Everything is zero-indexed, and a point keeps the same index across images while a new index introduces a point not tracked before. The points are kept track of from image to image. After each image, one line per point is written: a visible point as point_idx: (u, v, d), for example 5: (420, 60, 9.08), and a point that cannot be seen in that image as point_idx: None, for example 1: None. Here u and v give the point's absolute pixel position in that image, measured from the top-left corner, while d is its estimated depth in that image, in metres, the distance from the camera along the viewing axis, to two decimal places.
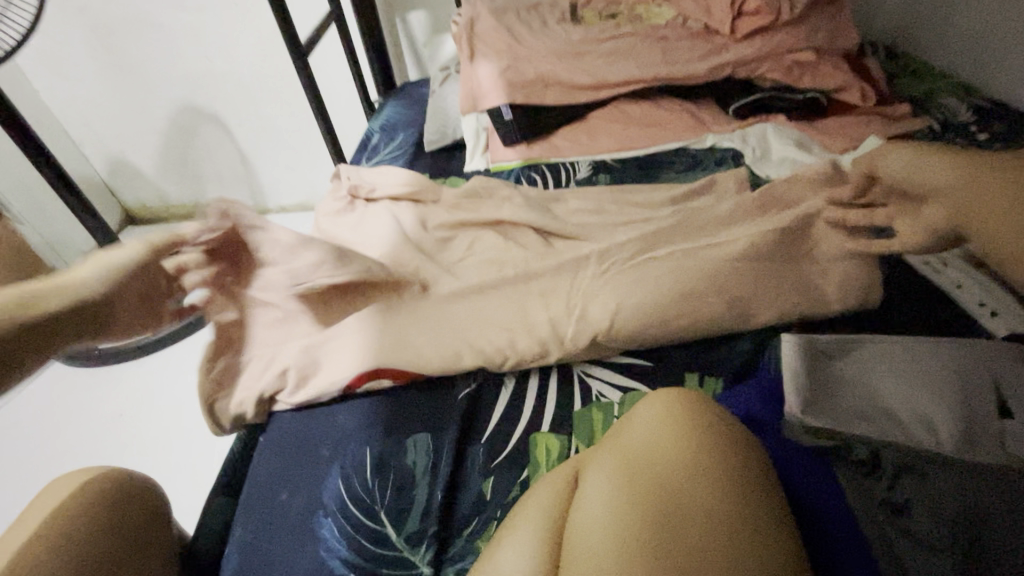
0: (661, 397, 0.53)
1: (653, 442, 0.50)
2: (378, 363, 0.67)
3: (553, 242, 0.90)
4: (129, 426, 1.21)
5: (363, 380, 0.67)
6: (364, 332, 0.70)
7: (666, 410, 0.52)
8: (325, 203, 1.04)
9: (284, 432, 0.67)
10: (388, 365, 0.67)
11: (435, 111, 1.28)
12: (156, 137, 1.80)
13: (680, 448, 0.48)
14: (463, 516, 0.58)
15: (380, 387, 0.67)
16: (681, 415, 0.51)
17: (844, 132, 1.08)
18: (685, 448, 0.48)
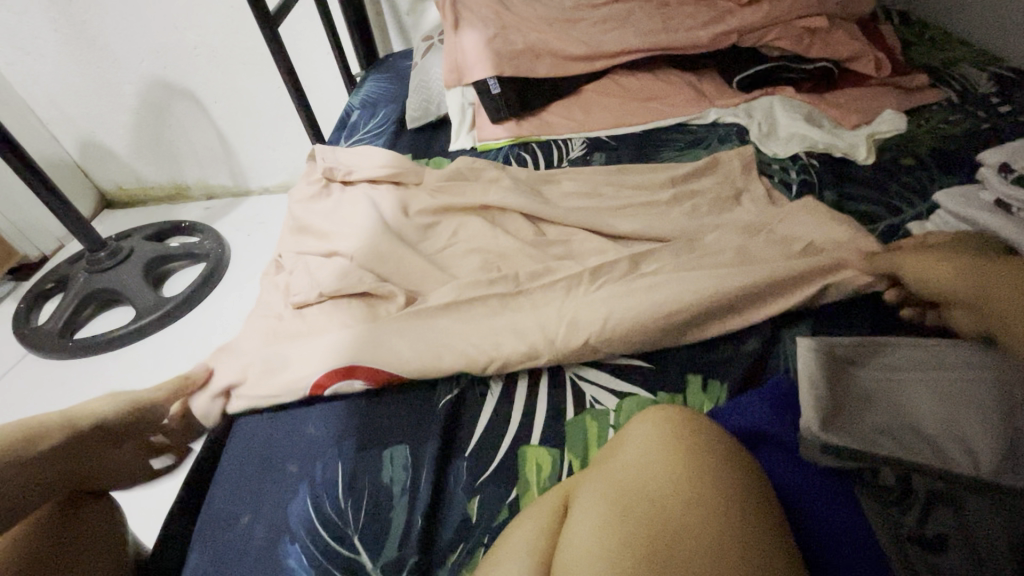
0: (657, 416, 0.49)
1: (650, 466, 0.45)
2: (351, 362, 0.62)
3: (543, 230, 0.83)
4: None
5: (334, 380, 0.61)
6: (338, 335, 0.65)
7: (664, 429, 0.47)
8: (300, 186, 0.97)
9: (247, 445, 0.62)
10: (362, 368, 0.61)
11: (418, 84, 1.18)
12: (127, 116, 1.69)
13: (682, 474, 0.44)
14: (446, 542, 0.52)
15: (351, 390, 0.62)
16: (680, 436, 0.47)
17: (857, 106, 1.00)
18: (687, 474, 0.44)
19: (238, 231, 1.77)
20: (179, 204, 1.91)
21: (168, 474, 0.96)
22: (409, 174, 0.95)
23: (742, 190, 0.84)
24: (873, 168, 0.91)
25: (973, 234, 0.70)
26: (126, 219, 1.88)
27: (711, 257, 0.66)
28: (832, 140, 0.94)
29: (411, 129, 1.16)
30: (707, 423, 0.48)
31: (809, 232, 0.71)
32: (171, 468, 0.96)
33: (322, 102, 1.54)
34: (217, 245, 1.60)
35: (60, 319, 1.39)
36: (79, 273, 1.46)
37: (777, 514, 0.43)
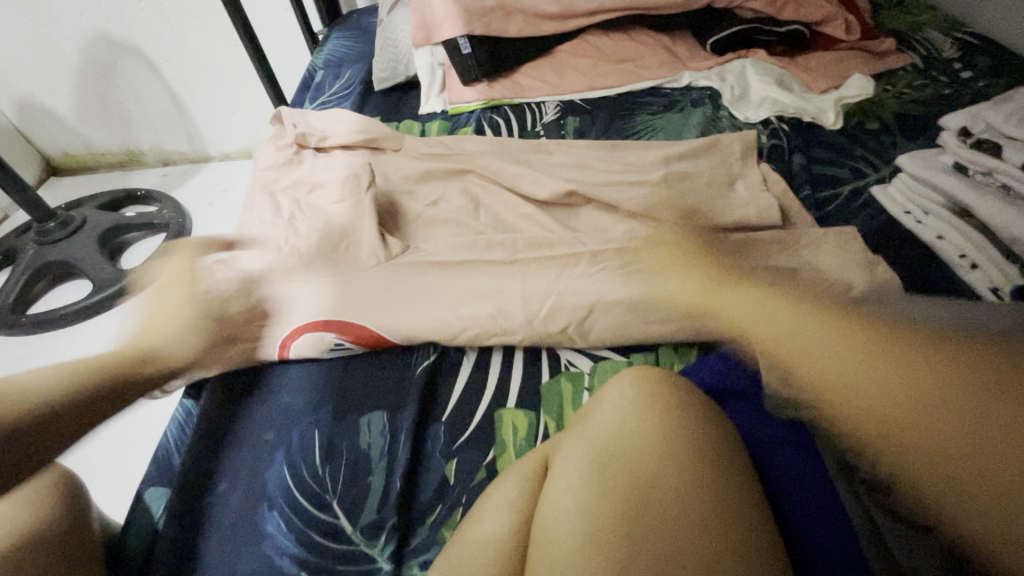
0: (629, 377, 0.51)
1: (622, 425, 0.47)
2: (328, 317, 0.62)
3: (517, 197, 0.83)
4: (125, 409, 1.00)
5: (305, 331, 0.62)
6: (317, 299, 0.64)
7: (636, 395, 0.49)
8: (267, 151, 0.93)
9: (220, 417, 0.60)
10: (345, 324, 0.62)
11: (384, 42, 1.13)
12: (71, 76, 1.58)
13: (652, 429, 0.46)
14: (425, 504, 0.53)
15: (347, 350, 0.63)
16: (653, 395, 0.48)
17: (825, 70, 1.01)
18: (658, 428, 0.46)
19: (200, 200, 1.72)
20: (133, 171, 1.83)
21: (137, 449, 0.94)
22: (378, 139, 0.93)
23: (730, 170, 0.85)
24: (840, 132, 0.92)
25: (930, 195, 0.74)
26: (77, 187, 1.80)
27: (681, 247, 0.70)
28: (802, 104, 0.95)
29: (379, 91, 1.12)
30: (681, 384, 0.50)
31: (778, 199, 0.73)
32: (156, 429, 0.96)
33: (282, 62, 1.46)
34: (177, 214, 1.58)
35: (11, 293, 1.38)
36: (29, 246, 1.45)
37: (744, 464, 0.46)
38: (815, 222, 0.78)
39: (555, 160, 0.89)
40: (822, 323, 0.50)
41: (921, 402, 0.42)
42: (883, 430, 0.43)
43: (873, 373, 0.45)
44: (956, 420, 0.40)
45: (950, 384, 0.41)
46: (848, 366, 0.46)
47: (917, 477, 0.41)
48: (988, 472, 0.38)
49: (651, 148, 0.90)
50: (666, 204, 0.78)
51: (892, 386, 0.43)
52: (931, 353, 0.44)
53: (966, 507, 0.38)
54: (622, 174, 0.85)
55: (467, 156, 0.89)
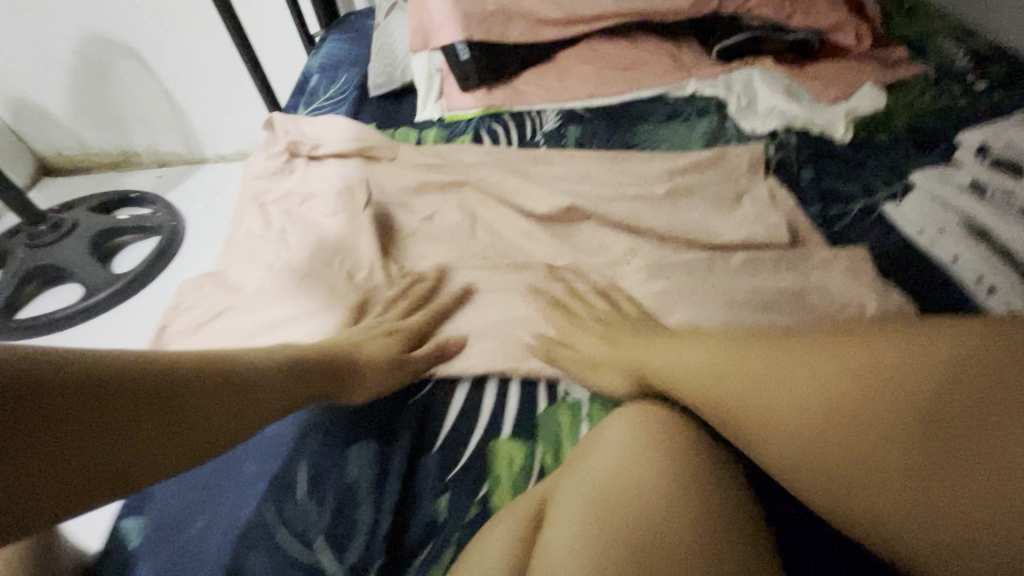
0: (628, 418, 0.49)
1: (621, 468, 0.44)
2: None
3: (515, 211, 0.80)
4: None
5: None
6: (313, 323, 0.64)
7: (634, 437, 0.47)
8: (258, 159, 0.90)
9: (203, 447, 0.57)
10: None
11: (381, 46, 1.10)
12: (65, 74, 1.56)
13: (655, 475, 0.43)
14: (414, 543, 0.50)
15: None
16: (653, 435, 0.46)
17: (835, 80, 0.98)
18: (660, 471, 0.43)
19: (195, 203, 1.69)
20: (127, 172, 1.80)
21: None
22: (373, 148, 0.90)
23: (737, 184, 0.82)
24: (851, 145, 0.89)
25: (947, 215, 0.72)
26: (70, 187, 1.77)
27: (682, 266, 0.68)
28: (812, 116, 0.92)
29: (375, 96, 1.09)
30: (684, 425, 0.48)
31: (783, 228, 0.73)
32: None
33: (278, 64, 1.43)
34: (170, 216, 1.55)
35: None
36: (18, 249, 1.42)
37: (750, 510, 0.44)
38: (825, 240, 0.75)
39: (555, 171, 0.86)
40: (724, 349, 0.50)
41: (824, 415, 0.42)
42: (795, 462, 0.42)
43: (780, 391, 0.44)
44: (857, 429, 0.40)
45: (844, 386, 0.41)
46: (753, 391, 0.45)
47: (839, 507, 0.41)
48: (900, 489, 0.38)
49: (655, 160, 0.87)
50: (670, 220, 0.75)
51: (799, 399, 0.43)
52: (823, 361, 0.44)
53: (892, 527, 0.38)
54: (624, 187, 0.82)
55: (464, 168, 0.86)
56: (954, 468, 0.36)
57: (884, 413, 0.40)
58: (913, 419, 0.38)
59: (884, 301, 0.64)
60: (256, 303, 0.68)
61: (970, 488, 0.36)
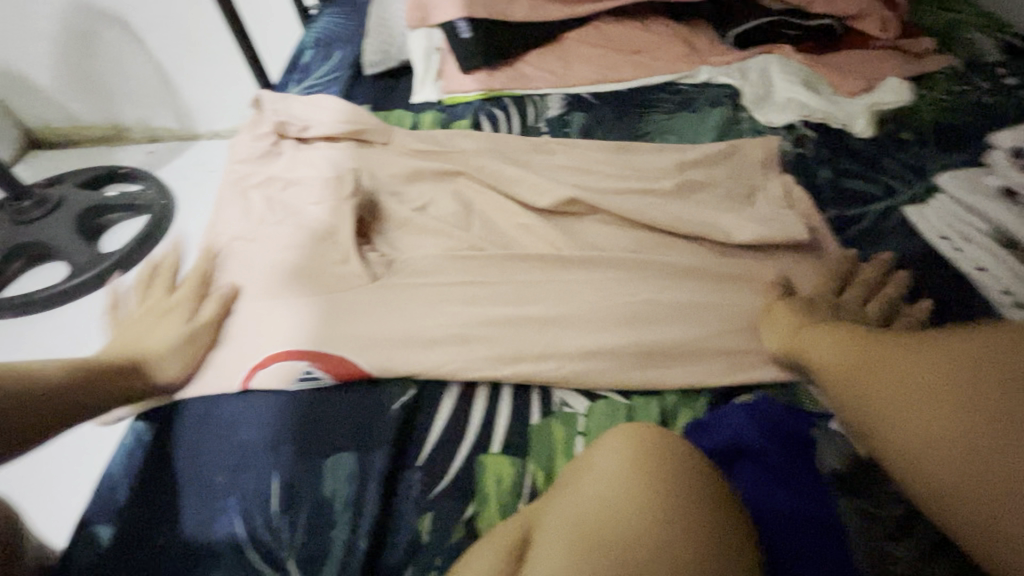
0: (623, 435, 0.44)
1: (612, 496, 0.40)
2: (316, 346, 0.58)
3: (513, 203, 0.76)
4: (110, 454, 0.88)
5: (284, 356, 0.57)
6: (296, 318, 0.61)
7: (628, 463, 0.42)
8: (243, 140, 0.85)
9: (161, 465, 0.53)
10: (327, 354, 0.57)
11: (378, 21, 1.04)
12: (49, 44, 1.50)
13: (649, 503, 0.39)
14: (392, 567, 0.46)
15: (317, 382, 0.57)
16: (647, 464, 0.42)
17: (857, 71, 0.92)
18: (653, 496, 0.40)
19: (185, 180, 1.63)
20: (116, 148, 1.75)
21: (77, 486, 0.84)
22: (365, 131, 0.85)
23: (749, 181, 0.78)
24: (871, 142, 0.84)
25: (972, 221, 0.69)
26: (57, 162, 1.72)
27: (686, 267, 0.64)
28: (831, 109, 0.87)
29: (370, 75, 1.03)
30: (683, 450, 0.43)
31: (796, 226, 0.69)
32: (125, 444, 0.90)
33: (272, 38, 1.37)
34: (160, 195, 1.50)
35: None
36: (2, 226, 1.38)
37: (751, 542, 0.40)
38: (842, 244, 0.71)
39: (557, 161, 0.82)
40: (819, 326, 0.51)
41: (882, 378, 0.40)
42: (853, 424, 0.42)
43: (853, 358, 0.43)
44: (918, 399, 0.37)
45: (918, 358, 0.39)
46: (830, 359, 0.45)
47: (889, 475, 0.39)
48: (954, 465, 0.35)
49: (663, 152, 0.82)
50: (677, 218, 0.71)
51: (867, 368, 0.41)
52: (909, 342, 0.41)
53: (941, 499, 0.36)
54: (629, 180, 0.78)
55: (461, 155, 0.81)
56: (1020, 450, 0.33)
57: (951, 391, 0.36)
58: (987, 401, 0.35)
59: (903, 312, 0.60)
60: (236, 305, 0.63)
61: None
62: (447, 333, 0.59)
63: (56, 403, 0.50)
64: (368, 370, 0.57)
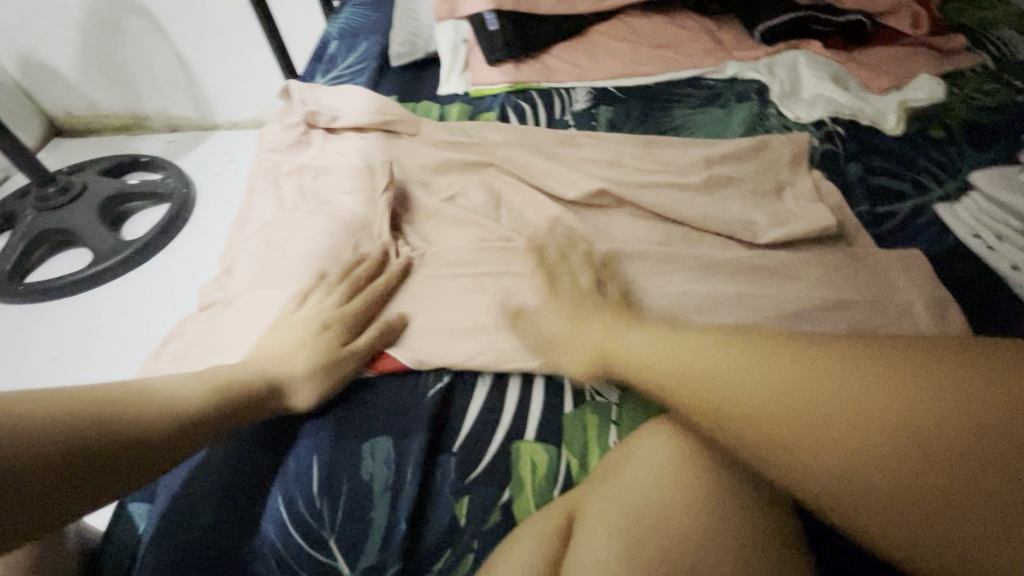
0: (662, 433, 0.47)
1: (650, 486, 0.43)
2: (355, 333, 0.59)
3: (542, 195, 0.76)
4: None
5: None
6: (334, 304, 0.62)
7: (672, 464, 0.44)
8: (274, 129, 0.87)
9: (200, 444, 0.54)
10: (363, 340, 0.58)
11: (404, 13, 1.04)
12: (75, 32, 1.52)
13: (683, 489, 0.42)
14: (431, 548, 0.47)
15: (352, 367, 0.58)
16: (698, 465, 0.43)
17: (886, 67, 0.92)
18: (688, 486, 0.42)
19: (206, 170, 1.65)
20: (138, 136, 1.76)
21: None
22: (393, 121, 0.86)
23: (778, 177, 0.77)
24: (901, 139, 0.84)
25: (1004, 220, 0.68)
26: (79, 150, 1.74)
27: (719, 263, 0.64)
28: (859, 106, 0.86)
29: (396, 67, 1.04)
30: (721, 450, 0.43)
31: (825, 221, 0.69)
32: None
33: (296, 29, 1.37)
34: (181, 184, 1.51)
35: (9, 260, 1.33)
36: (27, 211, 1.40)
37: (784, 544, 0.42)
38: (873, 241, 0.70)
39: (585, 154, 0.82)
40: (682, 334, 0.48)
41: (807, 414, 0.38)
42: (761, 458, 0.39)
43: (756, 382, 0.41)
44: (852, 437, 0.36)
45: (838, 388, 0.38)
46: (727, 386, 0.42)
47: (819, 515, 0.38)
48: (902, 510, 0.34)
49: (692, 146, 0.82)
50: (707, 212, 0.71)
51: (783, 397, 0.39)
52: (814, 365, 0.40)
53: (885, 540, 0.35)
54: (657, 174, 0.78)
55: (490, 147, 0.82)
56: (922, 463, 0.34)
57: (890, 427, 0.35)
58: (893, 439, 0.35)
59: (935, 312, 0.60)
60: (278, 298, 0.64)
61: (966, 510, 0.33)
62: (480, 322, 0.60)
63: (196, 432, 0.47)
64: (402, 358, 0.57)
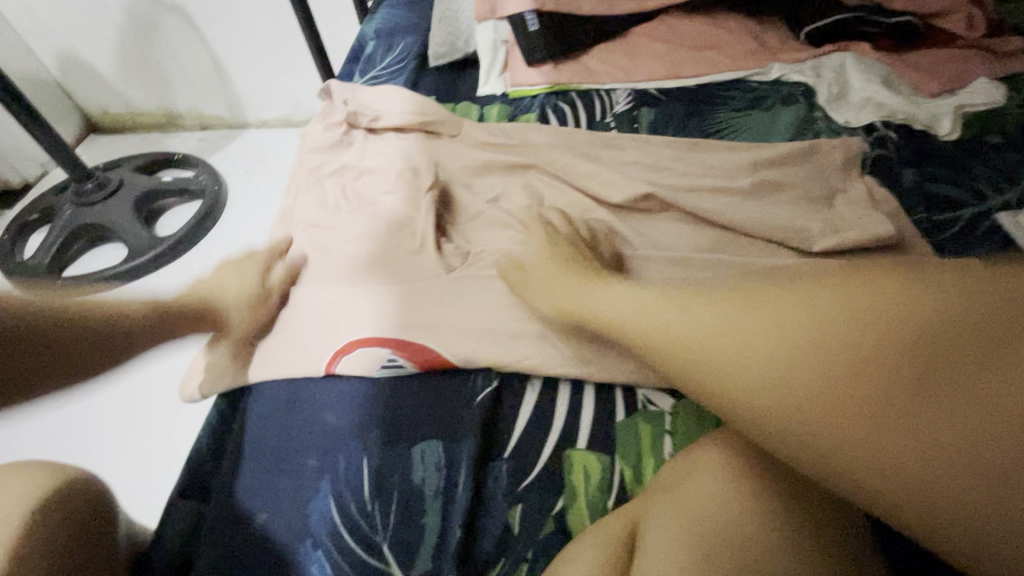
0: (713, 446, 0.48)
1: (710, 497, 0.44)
2: (402, 334, 0.59)
3: (585, 198, 0.75)
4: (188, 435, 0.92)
5: (368, 343, 0.58)
6: (378, 306, 0.62)
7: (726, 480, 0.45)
8: (315, 129, 0.87)
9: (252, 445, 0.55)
10: (410, 342, 0.58)
11: (444, 13, 1.04)
12: (113, 32, 1.55)
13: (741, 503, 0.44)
14: (485, 557, 0.47)
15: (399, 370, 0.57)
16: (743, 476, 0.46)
17: (940, 70, 0.89)
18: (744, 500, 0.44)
19: (237, 168, 1.66)
20: (170, 134, 1.79)
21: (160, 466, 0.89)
22: (433, 122, 0.85)
23: (829, 182, 0.75)
24: (956, 144, 0.81)
25: None
26: (114, 146, 1.78)
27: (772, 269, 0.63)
28: (913, 109, 0.83)
29: (434, 67, 1.04)
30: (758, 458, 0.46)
31: (881, 227, 0.67)
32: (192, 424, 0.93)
33: (331, 29, 1.38)
34: (213, 181, 1.53)
35: (46, 253, 1.36)
36: (65, 206, 1.43)
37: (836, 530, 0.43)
38: (931, 250, 0.68)
39: (627, 157, 0.80)
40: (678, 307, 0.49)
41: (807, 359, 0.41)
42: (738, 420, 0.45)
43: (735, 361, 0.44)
44: (850, 367, 0.39)
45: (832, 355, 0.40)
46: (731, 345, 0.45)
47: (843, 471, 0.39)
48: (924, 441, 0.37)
49: (738, 150, 0.80)
50: (756, 217, 0.69)
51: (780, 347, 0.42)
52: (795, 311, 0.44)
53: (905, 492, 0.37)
54: (703, 178, 0.76)
55: (532, 148, 0.81)
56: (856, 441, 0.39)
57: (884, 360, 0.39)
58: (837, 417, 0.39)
59: None
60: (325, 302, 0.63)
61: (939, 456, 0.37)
62: (527, 326, 0.59)
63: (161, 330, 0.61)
64: (451, 362, 0.57)
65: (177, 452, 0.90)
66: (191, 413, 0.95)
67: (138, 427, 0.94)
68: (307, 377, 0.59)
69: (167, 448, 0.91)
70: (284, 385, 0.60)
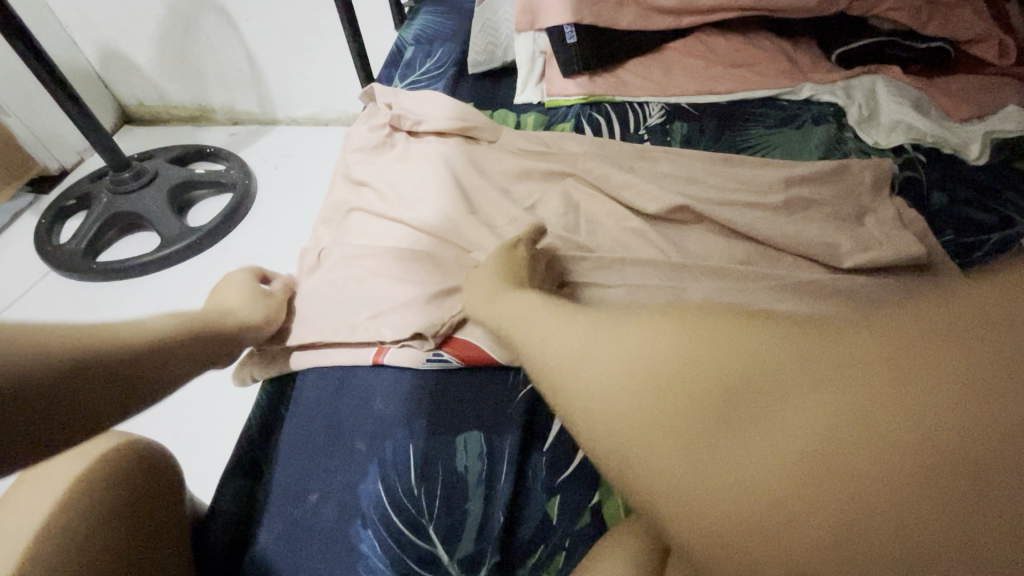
0: None
1: None
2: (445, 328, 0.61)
3: (621, 206, 0.78)
4: (227, 416, 0.96)
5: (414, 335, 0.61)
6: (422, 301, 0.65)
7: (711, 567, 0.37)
8: (359, 131, 0.90)
9: (304, 428, 0.59)
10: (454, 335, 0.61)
11: (484, 22, 1.07)
12: (154, 27, 1.60)
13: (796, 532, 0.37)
14: (525, 542, 0.50)
15: (442, 364, 0.59)
16: None
17: (970, 95, 0.91)
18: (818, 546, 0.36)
19: (267, 162, 1.71)
20: (203, 127, 1.84)
21: (201, 446, 0.93)
22: (473, 128, 0.88)
23: (861, 202, 0.77)
24: (984, 169, 0.83)
25: None
26: (148, 137, 1.83)
27: (800, 282, 0.65)
28: (942, 134, 0.85)
29: (473, 75, 1.07)
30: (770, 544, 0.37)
31: (905, 248, 0.69)
32: (230, 407, 0.97)
33: (371, 33, 1.42)
34: (244, 174, 1.56)
35: (84, 239, 1.40)
36: (103, 194, 1.47)
37: None
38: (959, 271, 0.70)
39: (661, 169, 0.83)
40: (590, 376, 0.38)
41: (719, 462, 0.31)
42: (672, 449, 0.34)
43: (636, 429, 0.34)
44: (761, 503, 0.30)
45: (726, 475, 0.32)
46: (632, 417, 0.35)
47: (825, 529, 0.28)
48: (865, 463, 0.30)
49: (770, 167, 0.82)
50: (788, 230, 0.72)
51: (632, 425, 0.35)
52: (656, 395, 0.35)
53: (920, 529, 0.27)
54: (736, 192, 0.78)
55: (569, 157, 0.84)
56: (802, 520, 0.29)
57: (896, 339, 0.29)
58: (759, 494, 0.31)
59: None
60: (370, 296, 0.66)
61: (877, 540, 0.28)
62: None
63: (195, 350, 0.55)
64: (494, 358, 0.59)
65: (216, 433, 0.94)
66: (225, 395, 0.99)
67: (178, 408, 0.98)
68: (352, 365, 0.62)
69: (209, 428, 0.95)
70: (332, 372, 0.62)
